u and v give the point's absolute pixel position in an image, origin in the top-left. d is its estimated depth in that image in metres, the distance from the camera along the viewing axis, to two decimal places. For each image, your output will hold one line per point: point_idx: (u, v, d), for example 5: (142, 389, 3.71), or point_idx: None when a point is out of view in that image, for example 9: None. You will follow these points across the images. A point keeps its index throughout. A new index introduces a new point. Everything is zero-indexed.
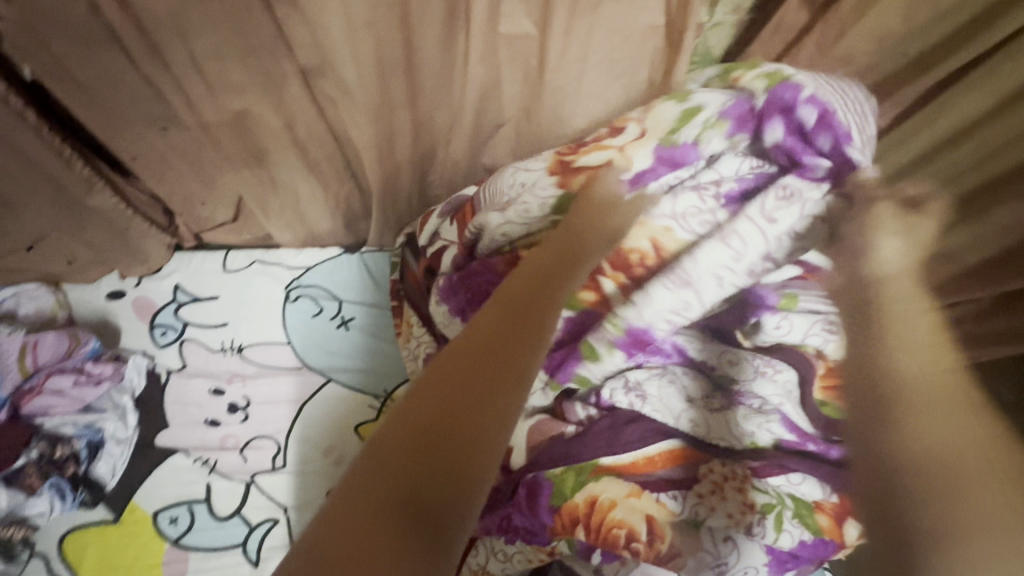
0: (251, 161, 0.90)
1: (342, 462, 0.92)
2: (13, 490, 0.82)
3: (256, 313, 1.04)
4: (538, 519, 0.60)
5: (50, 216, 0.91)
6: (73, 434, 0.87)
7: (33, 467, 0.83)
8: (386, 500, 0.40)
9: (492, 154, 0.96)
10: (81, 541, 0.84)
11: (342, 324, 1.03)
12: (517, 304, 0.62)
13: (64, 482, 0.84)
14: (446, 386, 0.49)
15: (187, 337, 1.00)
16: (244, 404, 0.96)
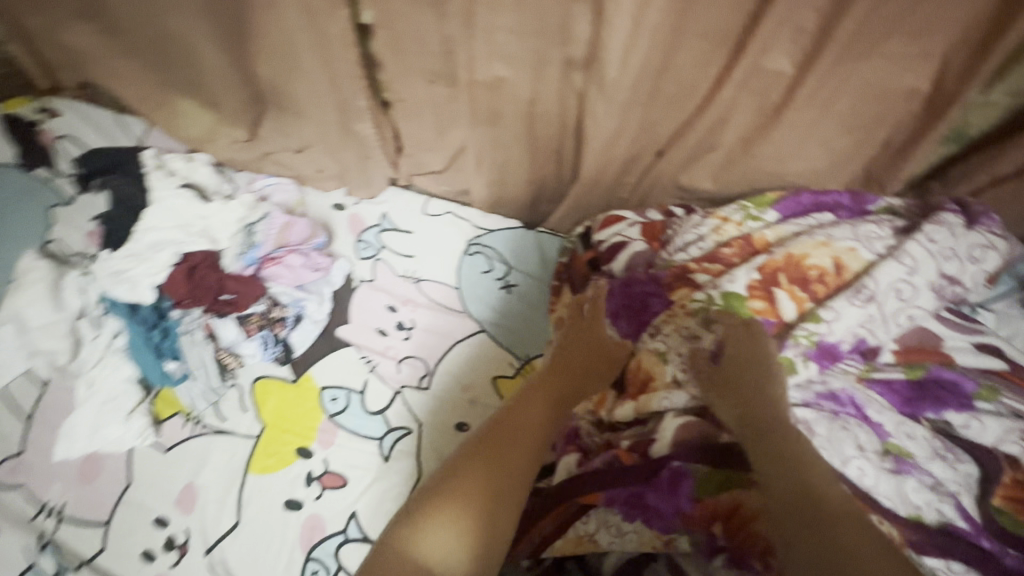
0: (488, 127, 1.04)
1: (476, 401, 1.03)
2: (237, 328, 1.01)
3: (438, 255, 1.19)
4: (674, 503, 0.66)
5: (321, 131, 1.11)
6: (286, 302, 1.06)
7: (256, 317, 1.03)
8: (479, 474, 0.65)
9: (690, 178, 1.02)
10: (266, 388, 1.02)
11: (506, 288, 1.15)
12: (562, 374, 0.81)
13: (270, 337, 1.03)
14: (506, 425, 0.72)
15: (380, 257, 1.18)
16: (410, 325, 1.11)
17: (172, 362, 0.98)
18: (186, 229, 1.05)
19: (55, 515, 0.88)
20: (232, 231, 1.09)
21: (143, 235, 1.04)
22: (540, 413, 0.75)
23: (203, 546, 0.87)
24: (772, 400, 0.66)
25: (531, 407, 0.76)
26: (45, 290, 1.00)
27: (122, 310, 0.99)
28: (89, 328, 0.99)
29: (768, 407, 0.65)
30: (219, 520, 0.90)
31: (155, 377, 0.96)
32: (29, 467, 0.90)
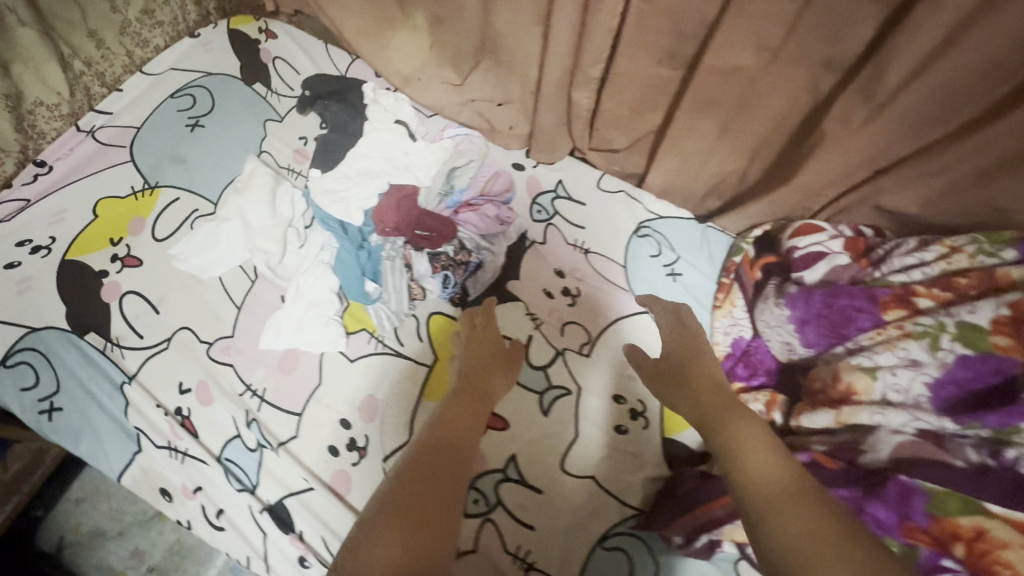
0: (700, 112, 1.04)
1: (635, 377, 1.05)
2: (426, 263, 1.07)
3: (608, 231, 1.21)
4: (893, 515, 0.68)
5: (529, 90, 1.16)
6: (470, 249, 1.10)
7: (445, 257, 1.08)
8: (419, 486, 0.64)
9: (900, 202, 0.98)
10: (441, 324, 1.05)
11: (671, 275, 1.16)
12: (480, 368, 0.89)
13: (451, 279, 1.07)
14: (449, 431, 0.74)
15: (553, 222, 1.21)
16: (576, 293, 1.14)
17: (370, 284, 1.05)
18: (391, 162, 1.13)
19: (258, 398, 0.97)
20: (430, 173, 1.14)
21: (354, 161, 1.11)
22: (482, 411, 0.81)
23: (382, 453, 0.93)
24: (734, 409, 0.71)
25: (471, 405, 0.80)
26: (266, 197, 1.10)
27: (331, 227, 1.07)
28: (295, 239, 1.08)
29: (745, 415, 0.70)
30: (393, 433, 0.95)
31: (354, 294, 1.04)
32: (239, 350, 1.00)
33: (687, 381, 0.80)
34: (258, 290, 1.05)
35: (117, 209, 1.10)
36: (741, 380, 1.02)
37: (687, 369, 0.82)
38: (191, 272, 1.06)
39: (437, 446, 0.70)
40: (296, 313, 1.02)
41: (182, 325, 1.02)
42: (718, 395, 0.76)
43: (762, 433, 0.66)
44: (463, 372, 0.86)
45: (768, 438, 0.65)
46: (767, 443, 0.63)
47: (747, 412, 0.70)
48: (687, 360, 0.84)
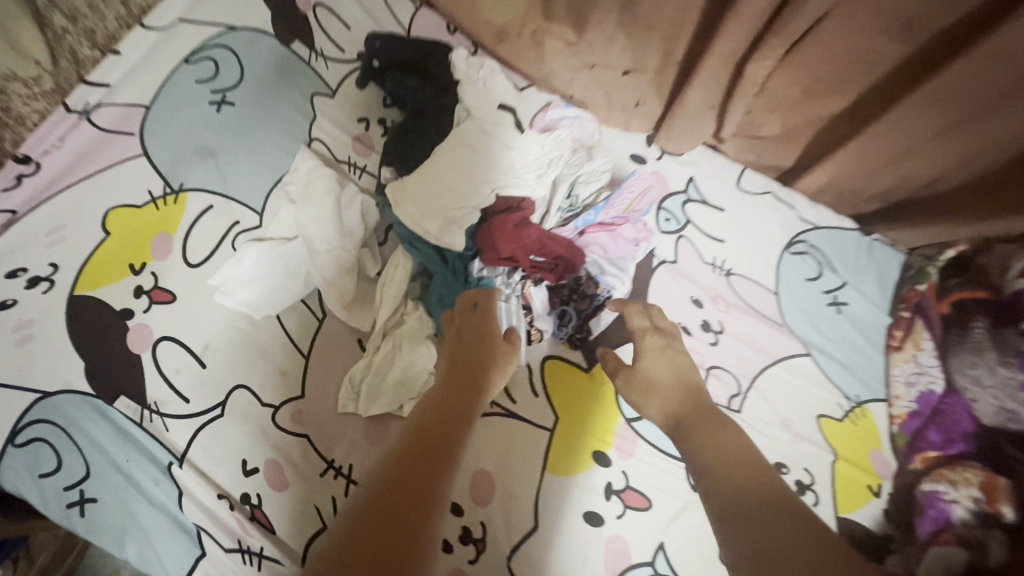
0: (919, 99, 0.79)
1: (799, 438, 0.86)
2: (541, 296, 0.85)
3: (753, 246, 0.97)
4: None
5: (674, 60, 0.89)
6: (594, 276, 0.86)
7: (565, 289, 0.85)
8: (373, 547, 0.50)
9: None
10: (557, 370, 0.87)
11: (836, 305, 0.93)
12: (458, 383, 0.68)
13: (571, 314, 0.85)
14: (400, 469, 0.57)
15: (685, 234, 0.96)
16: (718, 329, 0.92)
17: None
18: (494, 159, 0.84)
19: (344, 479, 0.77)
20: (551, 177, 0.85)
21: (449, 164, 0.83)
22: (454, 427, 0.63)
23: (508, 550, 0.77)
24: (750, 473, 0.64)
25: (434, 426, 0.62)
26: (331, 208, 0.84)
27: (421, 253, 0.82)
28: (371, 261, 0.86)
29: (760, 481, 0.63)
30: (515, 522, 0.78)
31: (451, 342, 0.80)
32: (313, 415, 0.79)
33: (692, 431, 0.71)
34: (330, 334, 0.83)
35: (136, 224, 0.84)
36: (936, 449, 0.83)
37: (693, 420, 0.72)
38: (241, 310, 0.82)
39: (400, 490, 0.55)
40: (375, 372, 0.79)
41: (236, 383, 0.79)
42: (735, 453, 0.66)
43: (776, 499, 0.61)
44: (440, 394, 0.67)
45: (781, 502, 0.60)
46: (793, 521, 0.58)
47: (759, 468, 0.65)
48: (697, 408, 0.74)
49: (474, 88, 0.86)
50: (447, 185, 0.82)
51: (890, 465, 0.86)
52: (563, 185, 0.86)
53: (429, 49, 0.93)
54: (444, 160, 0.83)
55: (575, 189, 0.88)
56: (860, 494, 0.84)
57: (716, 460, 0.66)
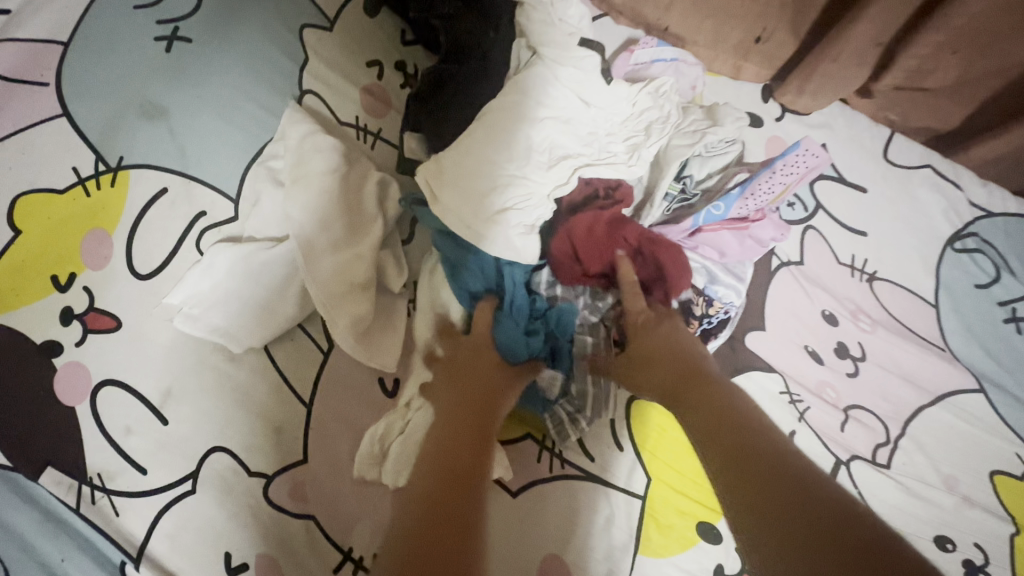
0: None
1: (969, 505, 0.65)
2: None
3: (905, 240, 0.72)
4: None
5: None
6: (704, 294, 0.63)
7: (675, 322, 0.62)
8: None
9: None
10: (647, 415, 0.66)
11: (1015, 323, 0.70)
12: (467, 410, 0.51)
13: None
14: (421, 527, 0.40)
15: (814, 225, 0.71)
16: (859, 354, 0.69)
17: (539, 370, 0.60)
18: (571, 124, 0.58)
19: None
20: (651, 150, 0.61)
21: (508, 134, 0.56)
22: (478, 459, 0.47)
23: None
24: (754, 445, 0.46)
25: (450, 465, 0.45)
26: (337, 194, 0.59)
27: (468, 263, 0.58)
28: (394, 267, 0.62)
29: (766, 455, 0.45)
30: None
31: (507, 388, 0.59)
32: (321, 486, 0.57)
33: (684, 408, 0.52)
34: (341, 371, 0.60)
35: (56, 217, 0.59)
36: None
37: (683, 392, 0.53)
38: (215, 340, 0.59)
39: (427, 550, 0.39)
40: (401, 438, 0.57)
41: (212, 445, 0.57)
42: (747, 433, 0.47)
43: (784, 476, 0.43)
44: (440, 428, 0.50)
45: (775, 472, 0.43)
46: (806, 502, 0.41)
47: (767, 438, 0.46)
48: (683, 371, 0.54)
49: (542, 16, 0.58)
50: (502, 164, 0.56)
51: None
52: (675, 164, 0.60)
53: None
54: (493, 123, 0.56)
55: (688, 171, 0.64)
56: None
57: (717, 440, 0.47)
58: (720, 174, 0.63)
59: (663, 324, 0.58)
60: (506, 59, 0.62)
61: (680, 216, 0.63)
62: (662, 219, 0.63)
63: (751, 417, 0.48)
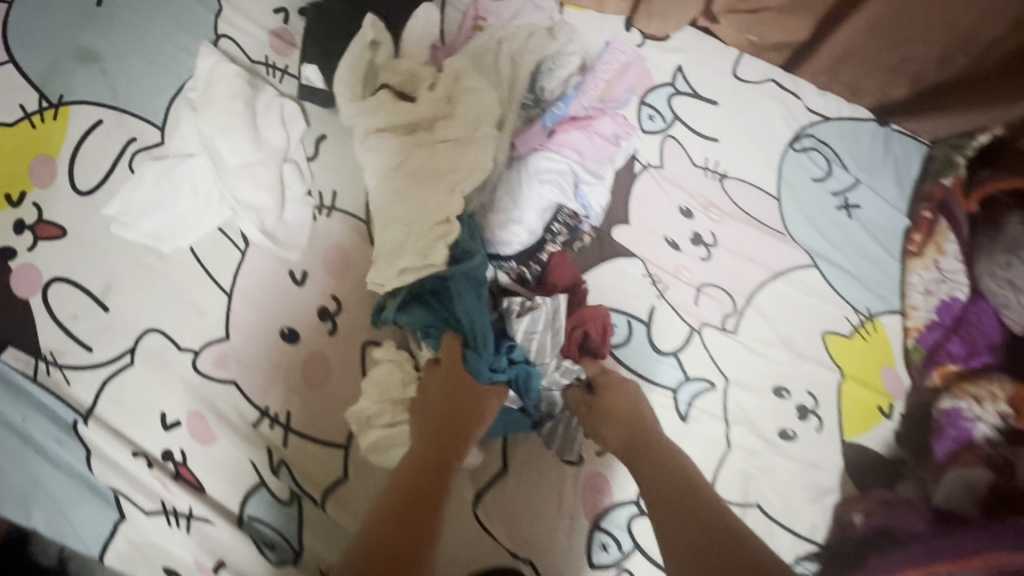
0: None
1: (801, 359, 0.76)
2: (516, 228, 0.72)
3: (751, 143, 0.83)
4: None
5: None
6: (574, 202, 0.74)
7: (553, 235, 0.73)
8: None
9: None
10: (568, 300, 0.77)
11: (846, 209, 0.81)
12: (440, 445, 0.60)
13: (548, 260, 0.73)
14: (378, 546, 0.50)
15: (671, 133, 0.82)
16: (711, 241, 0.80)
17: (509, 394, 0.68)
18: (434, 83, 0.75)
19: (282, 428, 0.67)
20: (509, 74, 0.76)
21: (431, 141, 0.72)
22: (436, 489, 0.57)
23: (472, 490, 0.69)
24: (683, 512, 0.55)
25: (414, 491, 0.56)
26: (242, 115, 0.69)
27: (385, 224, 0.70)
28: (297, 179, 0.72)
29: (696, 522, 0.54)
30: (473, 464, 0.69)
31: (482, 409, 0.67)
32: (241, 361, 0.68)
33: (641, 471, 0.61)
34: (254, 265, 0.71)
35: (9, 144, 0.70)
36: (959, 362, 0.73)
37: (640, 458, 0.62)
38: (147, 244, 0.70)
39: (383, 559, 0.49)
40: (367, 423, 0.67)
41: (148, 327, 0.68)
42: (673, 496, 0.57)
43: (709, 542, 0.52)
44: (417, 450, 0.60)
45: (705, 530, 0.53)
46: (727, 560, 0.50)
47: (706, 506, 0.55)
48: (645, 437, 0.64)
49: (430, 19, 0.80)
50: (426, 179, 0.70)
51: (902, 383, 0.76)
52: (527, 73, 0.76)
53: None
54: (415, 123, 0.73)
55: (540, 84, 0.77)
56: (869, 417, 0.75)
57: (662, 505, 0.57)
58: (564, 81, 0.77)
59: (634, 390, 0.68)
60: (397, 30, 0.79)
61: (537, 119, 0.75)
62: (525, 123, 0.75)
63: (698, 490, 0.57)
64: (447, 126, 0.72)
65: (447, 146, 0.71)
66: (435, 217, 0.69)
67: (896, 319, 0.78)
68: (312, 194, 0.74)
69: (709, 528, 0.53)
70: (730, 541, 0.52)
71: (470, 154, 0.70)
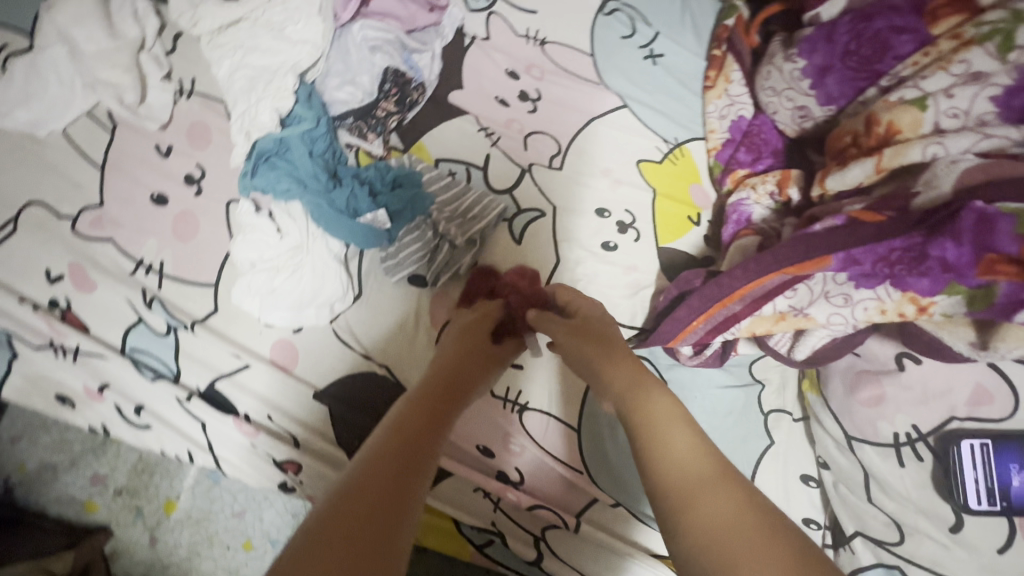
0: None
1: (618, 184, 0.88)
2: (354, 88, 0.84)
3: (566, 12, 0.95)
4: (937, 266, 0.54)
5: None
6: (401, 62, 0.86)
7: (390, 90, 0.85)
8: (345, 530, 0.39)
9: None
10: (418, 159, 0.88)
11: (651, 58, 0.93)
12: (435, 392, 0.57)
13: (385, 115, 0.85)
14: (381, 492, 0.42)
15: (495, 10, 0.94)
16: (536, 96, 0.91)
17: (365, 213, 0.78)
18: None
19: (156, 274, 0.77)
20: None
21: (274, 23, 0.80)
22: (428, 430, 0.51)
23: (328, 315, 0.77)
24: (687, 445, 0.49)
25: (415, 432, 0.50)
26: (97, 11, 0.80)
27: (235, 87, 0.79)
28: (154, 65, 0.82)
29: (690, 456, 0.48)
30: (318, 292, 0.77)
31: (334, 227, 0.76)
32: (117, 223, 0.78)
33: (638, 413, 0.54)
34: (123, 143, 0.81)
35: None
36: (745, 166, 0.84)
37: (639, 398, 0.55)
38: (24, 130, 0.79)
39: (381, 493, 0.42)
40: (320, 343, 0.77)
41: (28, 200, 0.77)
42: (676, 430, 0.51)
43: (702, 469, 0.47)
44: (408, 401, 0.55)
45: (711, 466, 0.47)
46: (722, 489, 0.45)
47: (695, 435, 0.50)
48: (637, 375, 0.58)
49: None
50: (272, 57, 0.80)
51: (709, 196, 0.88)
52: None
53: None
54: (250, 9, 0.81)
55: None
56: (681, 225, 0.86)
57: (664, 434, 0.51)
58: None
59: (592, 305, 0.70)
60: None
61: None
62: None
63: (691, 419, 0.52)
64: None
65: (277, 6, 0.80)
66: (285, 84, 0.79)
67: (699, 145, 0.90)
68: (171, 80, 0.84)
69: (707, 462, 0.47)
70: (730, 471, 0.47)
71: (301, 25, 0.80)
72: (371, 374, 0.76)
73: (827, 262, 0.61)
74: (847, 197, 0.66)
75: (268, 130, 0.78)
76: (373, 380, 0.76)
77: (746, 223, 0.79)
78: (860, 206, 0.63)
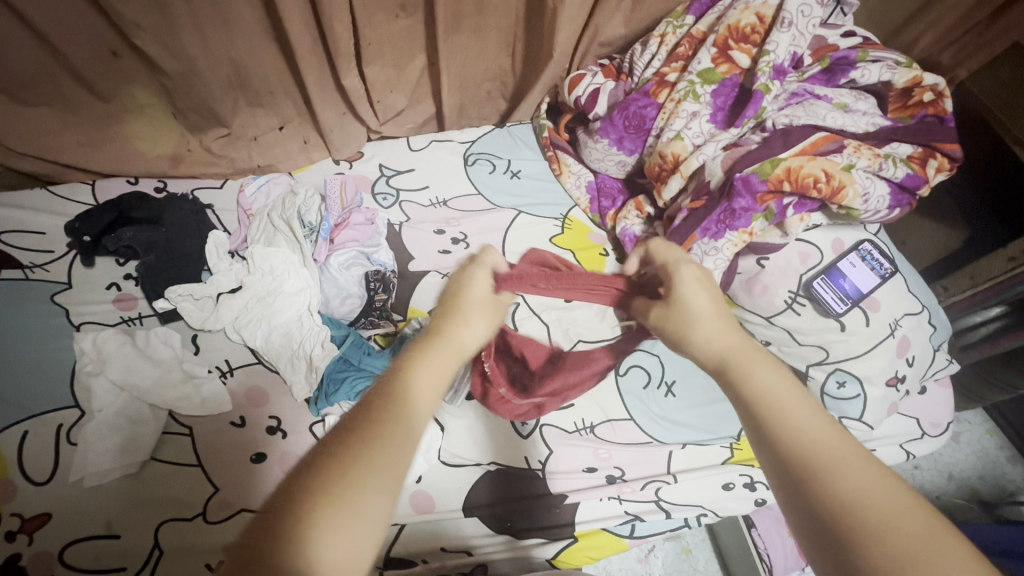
0: (437, 40, 1.21)
1: (550, 258, 1.22)
2: (355, 298, 1.10)
3: (447, 176, 1.33)
4: (751, 197, 0.96)
5: (297, 104, 1.23)
6: (372, 266, 1.13)
7: (376, 284, 1.12)
8: (344, 464, 0.43)
9: (604, 33, 1.28)
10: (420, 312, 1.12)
11: (514, 175, 1.35)
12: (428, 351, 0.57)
13: (382, 305, 1.10)
14: (355, 450, 0.44)
15: (402, 198, 1.28)
16: (464, 237, 1.24)
17: None
18: (218, 249, 1.10)
19: None
20: (288, 224, 1.15)
21: (279, 288, 1.07)
22: (420, 399, 0.51)
23: (435, 455, 0.99)
24: (804, 424, 0.50)
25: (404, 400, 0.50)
26: (133, 353, 0.98)
27: (276, 347, 1.02)
28: (198, 367, 1.00)
29: (830, 447, 0.48)
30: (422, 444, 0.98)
31: None
32: (237, 495, 0.91)
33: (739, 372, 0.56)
34: (203, 434, 0.95)
35: None
36: (611, 208, 1.26)
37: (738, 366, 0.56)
38: (118, 476, 0.90)
39: (354, 469, 0.43)
40: (439, 478, 0.98)
41: (158, 523, 0.88)
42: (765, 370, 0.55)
43: (840, 452, 0.48)
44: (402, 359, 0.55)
45: (844, 456, 0.48)
46: (866, 478, 0.46)
47: (809, 414, 0.51)
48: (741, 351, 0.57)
49: (196, 228, 1.14)
50: (292, 309, 1.06)
51: (603, 236, 1.28)
52: (292, 218, 1.15)
53: (126, 203, 1.13)
54: (259, 286, 1.07)
55: (304, 219, 1.16)
56: (599, 259, 1.23)
57: (761, 385, 0.54)
58: (317, 209, 1.17)
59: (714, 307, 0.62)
60: (179, 237, 1.11)
61: (317, 239, 1.14)
62: (312, 244, 1.14)
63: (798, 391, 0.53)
64: (255, 267, 1.09)
65: (271, 279, 1.08)
66: (303, 320, 1.05)
67: (577, 211, 1.31)
68: (213, 369, 1.02)
69: (821, 421, 0.51)
70: (868, 461, 0.47)
71: (291, 281, 1.08)
72: (487, 474, 0.99)
73: (696, 237, 1.02)
74: (679, 196, 1.10)
75: (321, 354, 1.01)
76: (491, 474, 0.99)
77: (635, 239, 1.19)
78: (689, 199, 1.06)
